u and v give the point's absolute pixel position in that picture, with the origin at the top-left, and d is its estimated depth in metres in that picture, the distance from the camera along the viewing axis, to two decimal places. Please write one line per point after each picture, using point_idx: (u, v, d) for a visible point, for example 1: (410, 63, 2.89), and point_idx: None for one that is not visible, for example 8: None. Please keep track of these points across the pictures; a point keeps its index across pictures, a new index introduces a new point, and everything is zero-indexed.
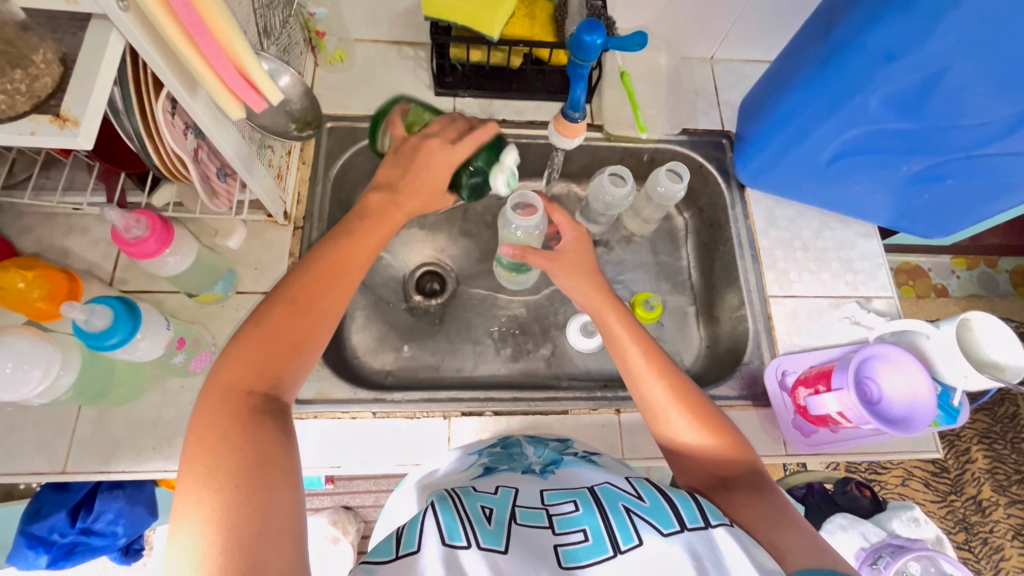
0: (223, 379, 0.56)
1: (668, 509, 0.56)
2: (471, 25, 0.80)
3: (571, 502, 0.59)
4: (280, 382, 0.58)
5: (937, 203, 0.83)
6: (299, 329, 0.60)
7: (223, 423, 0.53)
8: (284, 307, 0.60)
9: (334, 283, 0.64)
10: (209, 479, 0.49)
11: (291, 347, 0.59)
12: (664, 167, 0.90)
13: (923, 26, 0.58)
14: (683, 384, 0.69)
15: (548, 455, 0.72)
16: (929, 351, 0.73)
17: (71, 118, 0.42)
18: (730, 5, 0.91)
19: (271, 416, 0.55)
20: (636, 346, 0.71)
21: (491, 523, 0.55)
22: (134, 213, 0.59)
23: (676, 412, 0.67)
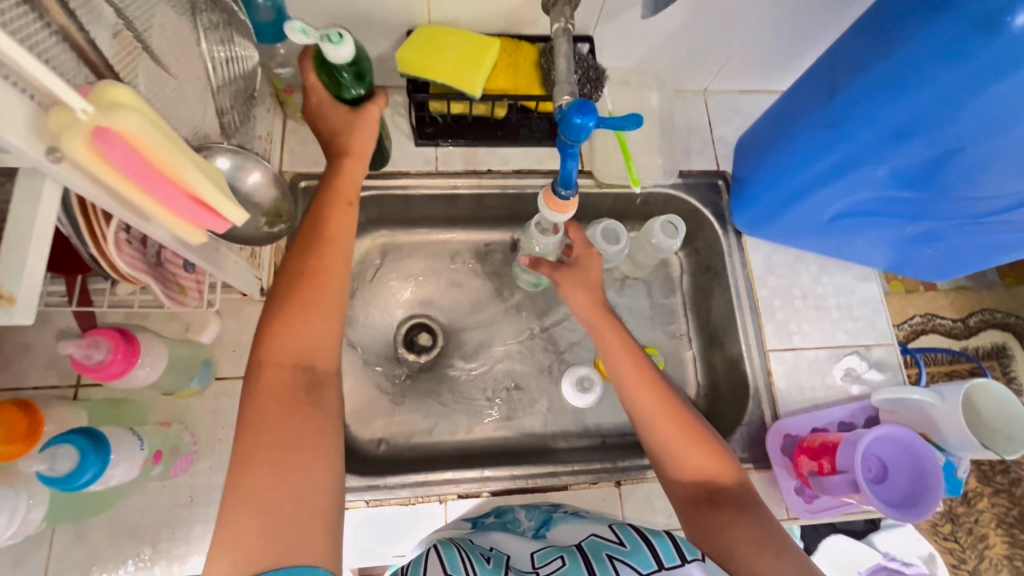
0: (270, 355, 0.56)
1: (649, 553, 0.54)
2: (452, 83, 0.75)
3: (558, 558, 0.58)
4: (318, 362, 0.57)
5: (938, 258, 0.80)
6: (324, 303, 0.59)
7: (269, 409, 0.53)
8: (297, 283, 0.60)
9: (338, 254, 0.62)
10: (254, 457, 0.50)
11: (317, 318, 0.58)
12: (660, 220, 0.86)
13: (935, 102, 0.55)
14: (671, 396, 0.68)
15: (539, 517, 0.70)
16: (932, 419, 0.71)
17: (5, 295, 0.37)
18: (724, 42, 0.86)
19: (304, 392, 0.55)
20: (628, 356, 0.70)
21: (490, 563, 0.59)
22: (91, 337, 0.55)
23: (666, 423, 0.66)
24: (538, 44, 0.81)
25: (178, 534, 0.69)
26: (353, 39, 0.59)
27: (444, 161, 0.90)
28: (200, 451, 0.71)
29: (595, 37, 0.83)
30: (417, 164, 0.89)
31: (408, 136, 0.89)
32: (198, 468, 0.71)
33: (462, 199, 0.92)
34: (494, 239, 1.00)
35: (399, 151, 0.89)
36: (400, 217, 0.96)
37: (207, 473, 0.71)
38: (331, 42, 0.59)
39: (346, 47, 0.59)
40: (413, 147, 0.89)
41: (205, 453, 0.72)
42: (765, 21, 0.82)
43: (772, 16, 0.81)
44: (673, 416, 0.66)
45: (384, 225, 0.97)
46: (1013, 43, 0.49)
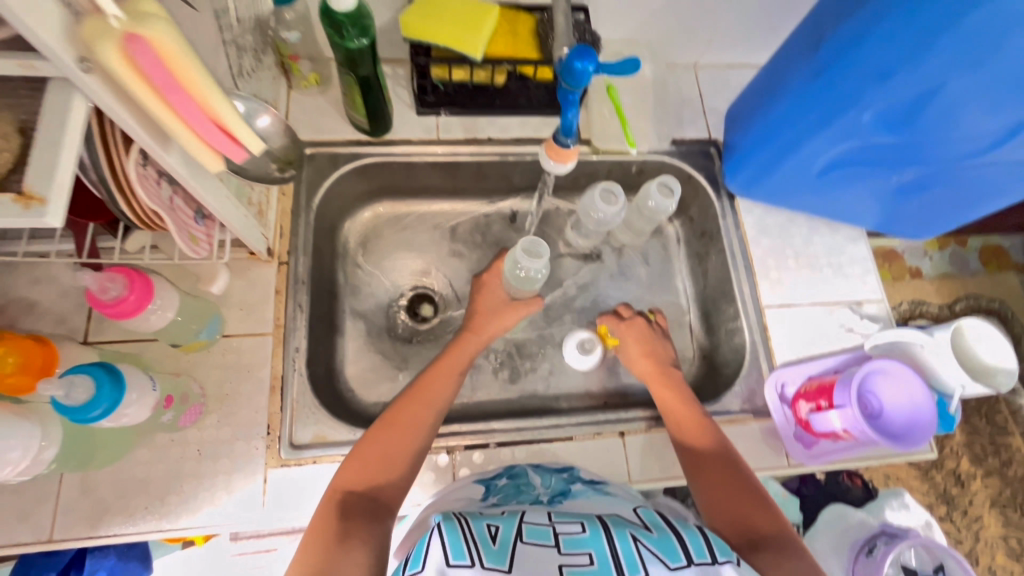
0: (339, 482, 0.65)
1: (673, 542, 0.56)
2: (454, 47, 0.77)
3: (578, 522, 0.59)
4: (384, 495, 0.64)
5: (922, 210, 0.84)
6: (406, 459, 0.67)
7: (329, 517, 0.61)
8: (378, 422, 0.69)
9: (421, 399, 0.72)
10: (311, 540, 0.59)
11: (397, 479, 0.66)
12: (655, 182, 0.88)
13: (918, 40, 0.58)
14: (723, 444, 0.74)
15: (556, 486, 0.72)
16: (925, 358, 0.74)
17: (36, 196, 0.38)
18: (712, 12, 0.90)
19: (365, 513, 0.62)
20: (680, 403, 0.78)
21: (495, 543, 0.55)
22: (107, 271, 0.56)
23: (711, 466, 0.71)
24: (535, 13, 0.84)
25: (186, 488, 0.69)
26: None
27: (445, 129, 0.91)
28: (208, 404, 0.72)
29: (590, 6, 0.87)
30: (419, 132, 0.91)
31: (410, 106, 0.91)
32: (205, 423, 0.72)
33: (463, 167, 0.94)
34: (494, 210, 1.01)
35: (401, 120, 0.91)
36: (401, 187, 0.96)
37: (214, 426, 0.71)
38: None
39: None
40: (414, 116, 0.91)
41: (214, 407, 0.72)
42: None
43: None
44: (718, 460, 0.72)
45: (385, 196, 0.97)
46: None
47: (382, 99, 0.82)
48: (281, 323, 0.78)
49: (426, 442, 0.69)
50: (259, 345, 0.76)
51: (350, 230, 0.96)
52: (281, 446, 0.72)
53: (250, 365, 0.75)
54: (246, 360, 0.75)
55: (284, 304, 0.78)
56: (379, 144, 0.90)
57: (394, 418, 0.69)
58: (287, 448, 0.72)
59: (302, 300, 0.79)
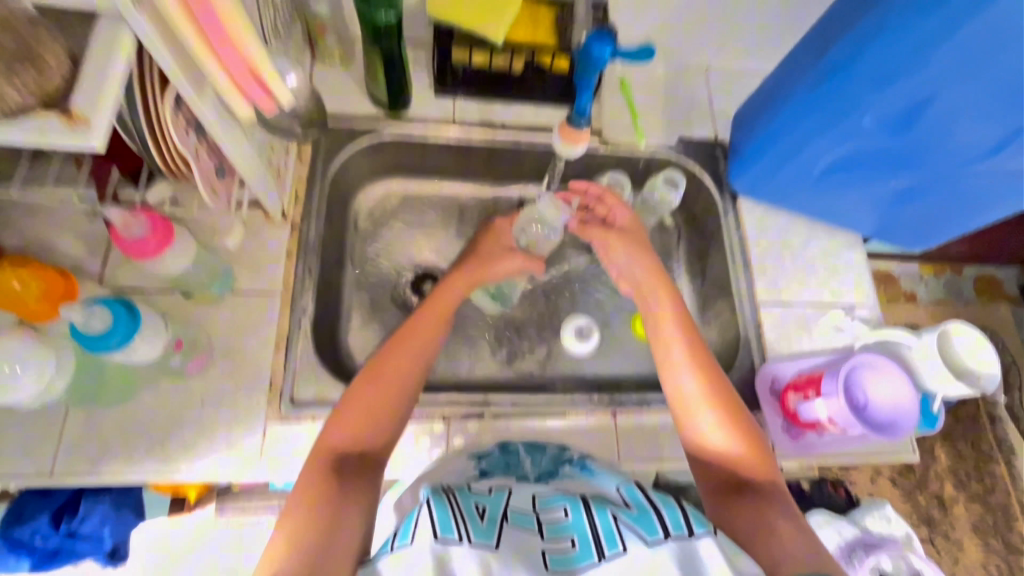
0: (326, 439, 0.64)
1: (654, 517, 0.54)
2: (476, 29, 0.80)
3: (561, 507, 0.57)
4: (371, 447, 0.65)
5: (916, 219, 0.87)
6: (394, 412, 0.68)
7: (315, 477, 0.61)
8: (362, 374, 0.69)
9: (400, 349, 0.72)
10: (302, 504, 0.58)
11: (382, 433, 0.67)
12: (661, 175, 0.91)
13: (922, 46, 0.61)
14: (717, 379, 0.71)
15: (545, 467, 0.70)
16: (911, 359, 0.76)
17: (82, 118, 0.41)
18: (726, 17, 0.93)
19: (354, 469, 0.63)
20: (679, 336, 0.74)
21: (483, 520, 0.54)
22: (133, 211, 0.58)
23: (703, 406, 0.69)
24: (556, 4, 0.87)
25: (186, 435, 0.71)
26: None
27: (461, 112, 0.94)
28: (214, 355, 0.74)
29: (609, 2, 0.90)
30: (436, 113, 0.93)
31: (429, 86, 0.94)
32: (210, 373, 0.73)
33: (476, 149, 0.96)
34: (502, 195, 1.04)
35: (419, 100, 0.93)
36: (413, 166, 0.99)
37: (218, 377, 0.73)
38: None
39: None
40: (431, 97, 0.94)
41: (219, 359, 0.74)
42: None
43: None
44: (710, 398, 0.69)
45: (398, 173, 0.99)
46: None
47: (402, 77, 0.84)
48: (290, 284, 0.80)
49: (409, 396, 0.70)
50: (268, 304, 0.78)
51: (362, 204, 0.98)
52: (282, 402, 0.74)
53: (258, 322, 0.77)
54: (253, 317, 0.77)
55: (294, 265, 0.81)
56: (396, 121, 0.92)
57: (374, 373, 0.69)
58: (287, 404, 0.74)
59: (311, 264, 0.81)
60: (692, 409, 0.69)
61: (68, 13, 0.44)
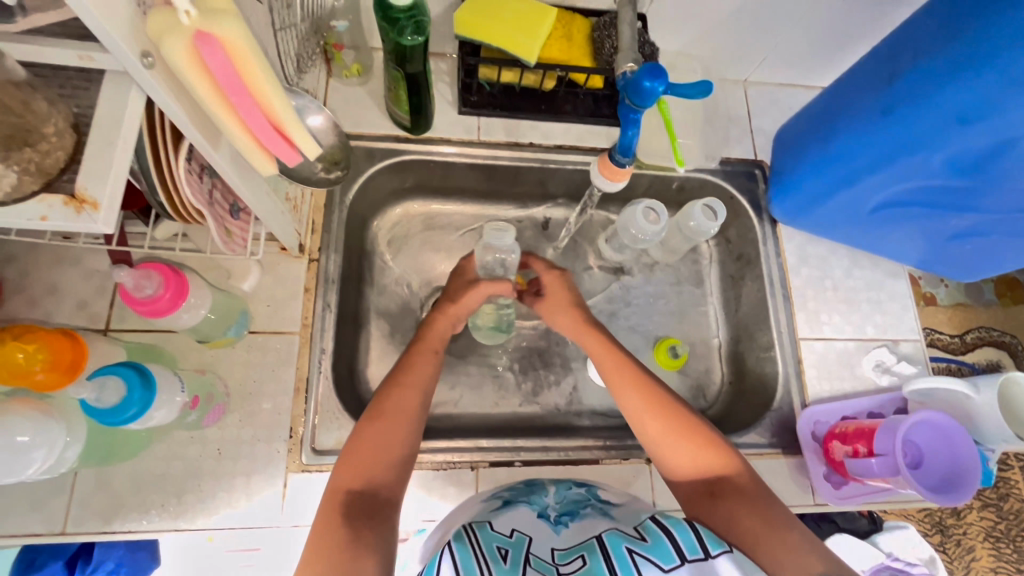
0: (336, 483, 0.61)
1: (668, 543, 0.54)
2: (508, 49, 0.74)
3: (579, 557, 0.56)
4: (384, 486, 0.61)
5: (972, 254, 0.82)
6: (397, 448, 0.64)
7: (326, 527, 0.56)
8: (367, 414, 0.66)
9: (406, 383, 0.69)
10: (316, 558, 0.54)
11: (391, 471, 0.63)
12: (700, 202, 0.86)
13: (1005, 83, 0.56)
14: (654, 387, 0.68)
15: (567, 504, 0.67)
16: (967, 411, 0.72)
17: (89, 199, 0.36)
18: (774, 31, 0.86)
19: (364, 511, 0.59)
20: (607, 353, 0.72)
21: (506, 562, 0.55)
22: (143, 268, 0.53)
23: (648, 419, 0.67)
24: (592, 18, 0.81)
25: (203, 487, 0.68)
26: None
27: (486, 131, 0.88)
28: (231, 402, 0.70)
29: (649, 15, 0.83)
30: (460, 132, 0.87)
31: (452, 103, 0.88)
32: (227, 422, 0.70)
33: (502, 170, 0.91)
34: (527, 216, 0.98)
35: (441, 118, 0.87)
36: (434, 186, 0.93)
37: (235, 425, 0.69)
38: None
39: None
40: (455, 115, 0.88)
41: (236, 406, 0.70)
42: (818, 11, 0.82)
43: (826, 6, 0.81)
44: (652, 409, 0.67)
45: (417, 194, 0.94)
46: None
47: (427, 96, 0.78)
48: (309, 322, 0.75)
49: (417, 432, 0.67)
50: (286, 345, 0.74)
51: (379, 226, 0.93)
52: (303, 451, 0.70)
53: (275, 365, 0.73)
54: (270, 359, 0.73)
55: (312, 302, 0.76)
56: (418, 142, 0.86)
57: (379, 409, 0.66)
58: (308, 453, 0.70)
59: (330, 300, 0.77)
60: (639, 426, 0.67)
61: (71, 69, 0.38)
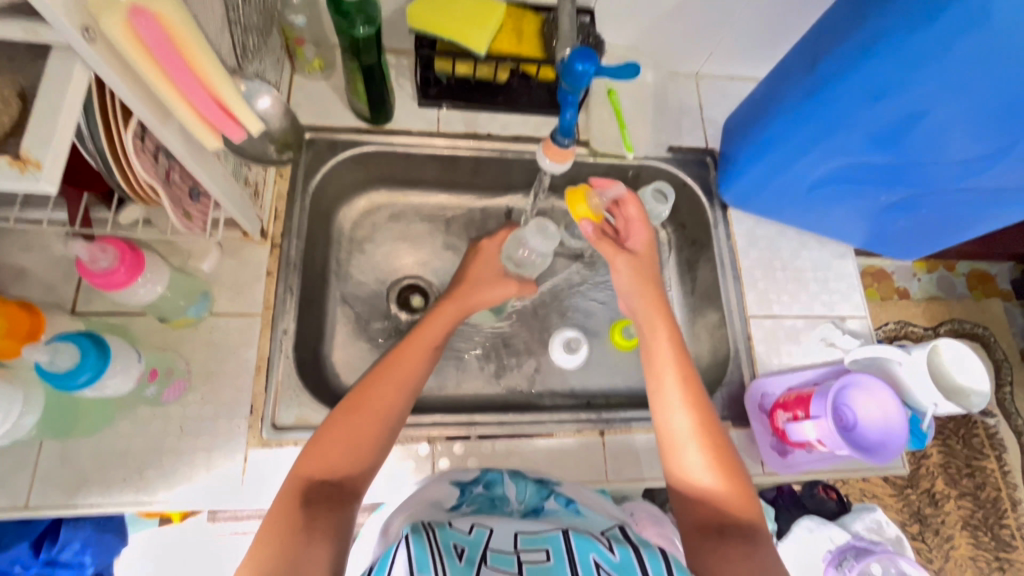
0: (299, 471, 0.62)
1: (634, 560, 0.54)
2: (458, 41, 0.78)
3: (543, 550, 0.56)
4: (347, 480, 0.63)
5: (908, 231, 0.86)
6: (367, 447, 0.65)
7: (279, 513, 0.58)
8: (341, 405, 0.68)
9: (386, 377, 0.70)
10: (266, 541, 0.56)
11: (358, 464, 0.64)
12: (650, 187, 0.89)
13: (914, 66, 0.60)
14: (710, 421, 0.68)
15: (531, 500, 0.70)
16: (900, 377, 0.75)
17: (32, 160, 0.39)
18: (717, 24, 0.91)
19: (323, 501, 0.60)
20: (667, 354, 0.72)
21: (461, 560, 0.53)
22: (100, 242, 0.57)
23: (693, 446, 0.66)
24: (541, 13, 0.85)
25: (165, 462, 0.70)
26: None
27: (446, 123, 0.92)
28: (193, 380, 0.73)
29: (596, 10, 0.87)
30: (419, 124, 0.91)
31: (412, 97, 0.92)
32: (189, 399, 0.72)
33: (462, 161, 0.94)
34: (490, 206, 1.01)
35: (402, 111, 0.91)
36: (398, 178, 0.97)
37: (197, 403, 0.72)
38: None
39: None
40: (415, 108, 0.92)
41: (198, 384, 0.73)
42: (756, 4, 0.87)
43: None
44: (701, 438, 0.66)
45: (382, 185, 0.97)
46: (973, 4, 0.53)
47: (384, 89, 0.82)
48: (271, 304, 0.78)
49: (394, 427, 0.68)
50: (248, 326, 0.76)
51: (345, 217, 0.96)
52: (263, 427, 0.73)
53: (237, 346, 0.75)
54: (232, 340, 0.75)
55: (274, 285, 0.79)
56: (379, 133, 0.90)
57: (357, 401, 0.68)
58: (268, 428, 0.73)
59: (292, 284, 0.80)
60: (682, 447, 0.66)
61: (17, 44, 0.41)
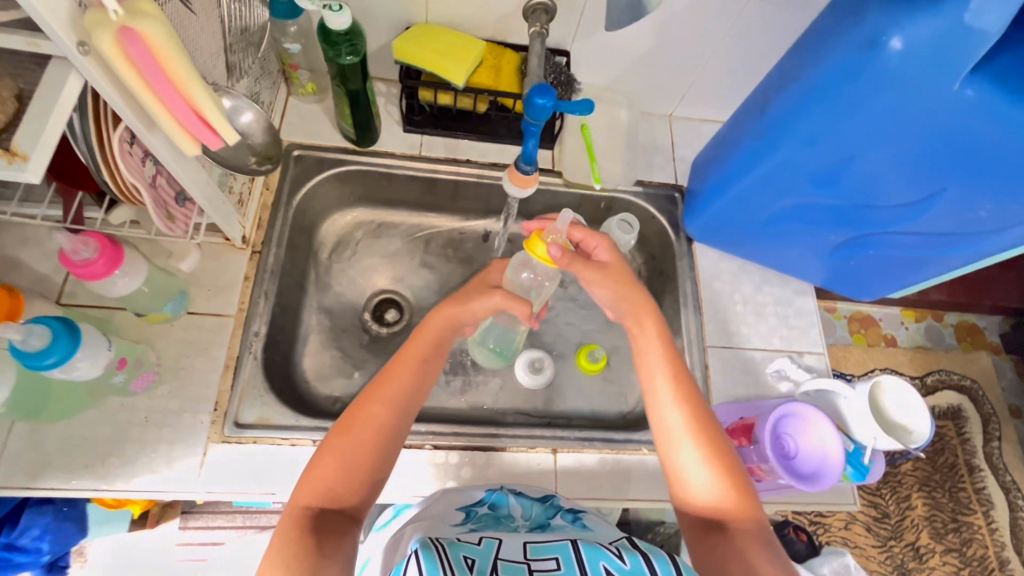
0: (298, 499, 0.61)
1: (646, 566, 0.56)
2: (438, 73, 0.85)
3: (553, 558, 0.58)
4: (346, 507, 0.61)
5: (862, 272, 0.89)
6: (365, 471, 0.64)
7: (283, 543, 0.56)
8: (335, 428, 0.66)
9: (378, 397, 0.68)
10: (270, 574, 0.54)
11: (358, 489, 0.63)
12: (616, 218, 0.94)
13: (842, 114, 0.65)
14: (703, 416, 0.68)
15: (536, 517, 0.72)
16: (844, 411, 0.78)
17: (20, 153, 0.44)
18: (684, 70, 0.97)
19: (326, 530, 0.58)
20: (656, 352, 0.72)
21: (472, 571, 0.56)
22: (82, 236, 0.61)
23: (689, 440, 0.66)
24: (520, 52, 0.92)
25: (127, 452, 0.72)
26: (351, 12, 0.74)
27: (428, 147, 0.98)
28: (162, 374, 0.76)
29: (572, 52, 0.94)
30: (402, 147, 0.97)
31: (398, 122, 0.98)
32: (157, 392, 0.75)
33: (441, 184, 0.99)
34: (468, 228, 1.06)
35: (387, 134, 0.97)
36: (382, 197, 1.02)
37: (164, 396, 0.75)
38: (334, 11, 0.73)
39: (343, 17, 0.73)
40: (400, 133, 0.98)
41: (167, 378, 0.76)
42: (719, 54, 0.94)
43: (725, 50, 0.92)
44: (697, 433, 0.66)
45: (366, 203, 1.02)
46: (891, 63, 0.58)
47: (369, 113, 0.88)
48: (245, 307, 0.82)
49: (391, 450, 0.67)
50: (221, 326, 0.80)
51: (329, 230, 1.01)
52: (225, 423, 0.75)
53: (208, 344, 0.79)
54: (206, 338, 0.79)
55: (251, 289, 0.83)
56: (365, 154, 0.96)
57: (349, 423, 0.66)
58: (230, 425, 0.75)
59: (268, 288, 0.84)
60: (677, 442, 0.66)
61: (23, 54, 0.48)
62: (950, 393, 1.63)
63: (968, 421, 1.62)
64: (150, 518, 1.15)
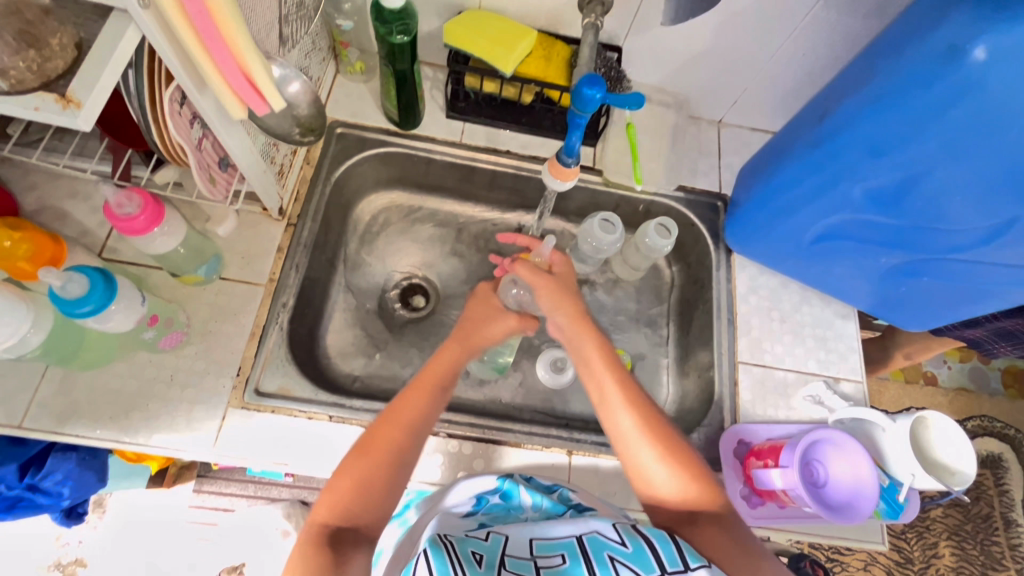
0: (318, 516, 0.61)
1: (648, 553, 0.57)
2: (487, 59, 0.83)
3: (559, 554, 0.60)
4: (365, 521, 0.61)
5: (914, 300, 0.84)
6: (384, 486, 0.63)
7: (306, 560, 0.56)
8: (353, 447, 0.65)
9: (394, 417, 0.67)
10: None
11: (375, 507, 0.62)
12: (654, 221, 0.92)
13: (911, 128, 0.61)
14: (653, 416, 0.67)
15: (546, 509, 0.72)
16: (883, 444, 0.73)
17: (75, 100, 0.45)
18: (740, 75, 0.94)
19: (346, 545, 0.58)
20: (599, 360, 0.72)
21: (481, 566, 0.59)
22: (128, 191, 0.63)
23: (642, 443, 0.65)
24: (571, 45, 0.90)
25: (150, 408, 0.73)
26: None
27: (469, 135, 0.97)
28: (190, 335, 0.77)
29: (624, 48, 0.92)
30: (444, 133, 0.97)
31: (441, 108, 0.98)
32: (184, 352, 0.76)
33: (479, 172, 0.98)
34: (501, 220, 1.05)
35: (429, 119, 0.97)
36: (419, 181, 1.02)
37: (190, 357, 0.76)
38: None
39: None
40: (443, 119, 0.97)
41: (195, 340, 0.77)
42: (778, 62, 0.90)
43: (784, 57, 0.89)
44: (648, 435, 0.65)
45: (402, 186, 1.02)
46: (975, 74, 0.55)
47: (414, 95, 0.88)
48: (275, 277, 0.83)
49: (408, 460, 0.66)
50: (251, 294, 0.81)
51: (364, 211, 1.01)
52: (246, 390, 0.76)
53: (237, 311, 0.80)
54: (235, 304, 0.80)
55: (283, 260, 0.84)
56: (406, 137, 0.96)
57: (366, 442, 0.65)
58: (251, 392, 0.76)
59: (299, 261, 0.85)
60: (633, 447, 0.66)
61: (85, 4, 0.48)
62: (990, 440, 1.54)
63: (1008, 471, 1.52)
64: (168, 477, 1.17)
